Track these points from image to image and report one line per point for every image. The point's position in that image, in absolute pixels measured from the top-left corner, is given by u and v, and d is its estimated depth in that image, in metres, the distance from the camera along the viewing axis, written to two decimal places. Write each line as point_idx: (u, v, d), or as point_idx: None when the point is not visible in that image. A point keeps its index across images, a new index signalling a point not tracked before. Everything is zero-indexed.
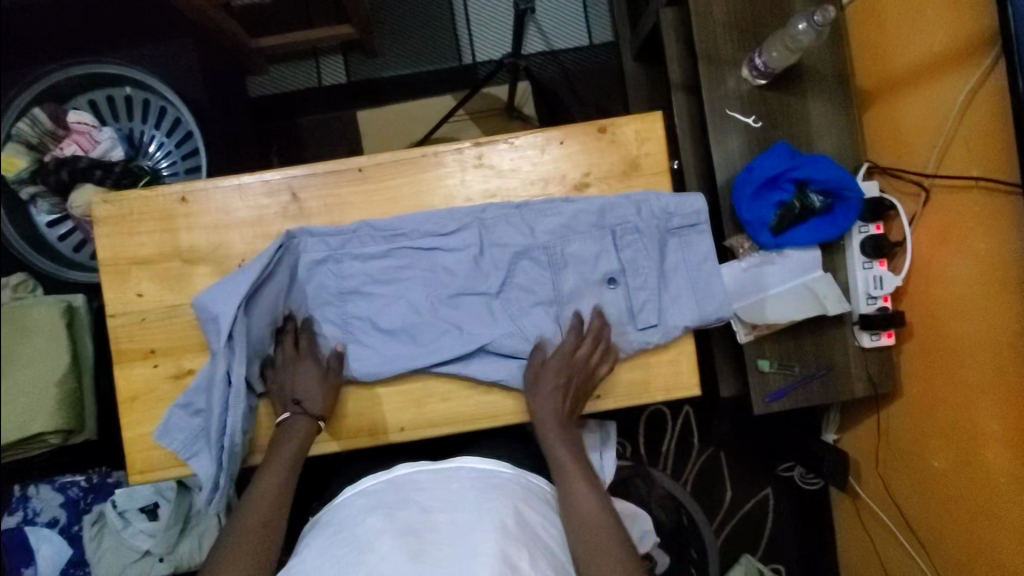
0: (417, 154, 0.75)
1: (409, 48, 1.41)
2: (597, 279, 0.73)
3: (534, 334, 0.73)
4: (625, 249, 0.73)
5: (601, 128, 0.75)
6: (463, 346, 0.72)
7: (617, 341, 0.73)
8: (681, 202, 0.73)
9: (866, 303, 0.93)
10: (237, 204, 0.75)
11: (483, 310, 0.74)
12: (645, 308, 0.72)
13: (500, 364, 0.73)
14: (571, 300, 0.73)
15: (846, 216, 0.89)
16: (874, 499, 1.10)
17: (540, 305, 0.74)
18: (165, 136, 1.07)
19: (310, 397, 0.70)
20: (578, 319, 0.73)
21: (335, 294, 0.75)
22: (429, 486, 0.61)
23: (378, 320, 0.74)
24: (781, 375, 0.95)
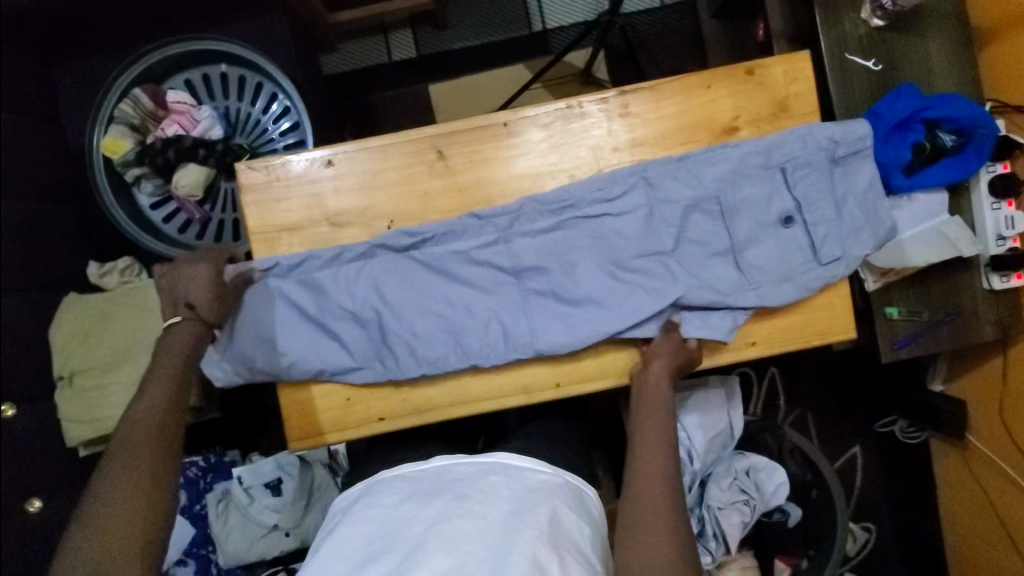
0: (563, 106, 0.74)
1: (478, 18, 1.39)
2: (772, 221, 0.70)
3: (716, 283, 0.71)
4: (797, 185, 0.70)
5: (747, 71, 0.75)
6: (653, 306, 0.70)
7: (802, 280, 0.70)
8: (844, 129, 0.70)
9: (996, 244, 0.91)
10: (383, 164, 0.74)
11: (656, 268, 0.71)
12: (827, 241, 0.70)
13: (688, 318, 0.72)
14: (748, 245, 0.70)
15: (978, 156, 0.88)
16: (992, 449, 1.08)
17: (715, 256, 0.71)
18: (261, 111, 1.05)
19: (197, 297, 0.67)
20: (760, 263, 0.70)
21: (507, 270, 0.72)
22: (465, 477, 0.61)
23: (559, 294, 0.72)
24: (908, 323, 0.94)
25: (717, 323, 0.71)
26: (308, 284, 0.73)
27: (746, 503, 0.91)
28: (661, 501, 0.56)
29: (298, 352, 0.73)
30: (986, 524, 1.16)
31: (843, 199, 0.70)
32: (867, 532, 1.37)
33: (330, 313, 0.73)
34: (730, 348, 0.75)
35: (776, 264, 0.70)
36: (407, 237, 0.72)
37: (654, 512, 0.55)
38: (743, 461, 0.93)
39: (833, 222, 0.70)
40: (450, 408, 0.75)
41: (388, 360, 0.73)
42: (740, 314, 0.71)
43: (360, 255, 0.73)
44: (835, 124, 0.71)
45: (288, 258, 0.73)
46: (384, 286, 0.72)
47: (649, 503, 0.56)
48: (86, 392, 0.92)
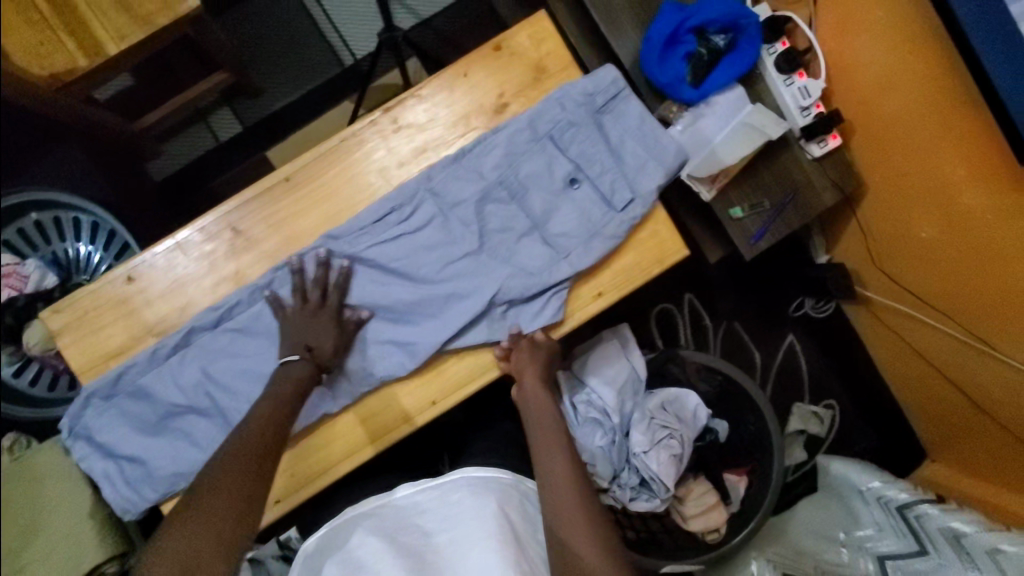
0: (337, 142, 0.75)
1: (289, 72, 1.38)
2: (560, 186, 0.75)
3: (529, 261, 0.74)
4: (570, 146, 0.75)
5: (496, 46, 0.76)
6: (474, 308, 0.73)
7: (606, 233, 0.74)
8: (594, 79, 0.75)
9: (802, 116, 0.95)
10: (186, 260, 0.73)
11: (472, 268, 0.74)
12: (615, 189, 0.74)
13: (516, 305, 0.75)
14: (547, 216, 0.74)
15: (752, 44, 0.91)
16: (881, 293, 1.14)
17: (521, 235, 0.74)
18: (88, 244, 1.05)
19: (323, 344, 0.70)
20: (563, 231, 0.74)
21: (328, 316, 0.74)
22: (428, 506, 0.70)
23: (386, 319, 0.75)
24: (756, 216, 0.97)
25: (544, 294, 0.74)
26: (135, 390, 0.72)
27: (672, 436, 0.93)
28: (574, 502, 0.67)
29: (150, 460, 0.72)
30: (910, 364, 1.22)
31: (618, 142, 0.75)
32: (829, 409, 1.42)
33: (169, 413, 0.73)
34: (579, 302, 0.76)
35: (578, 225, 0.74)
36: (213, 313, 0.72)
37: (564, 503, 0.67)
38: (652, 399, 0.95)
39: (613, 170, 0.74)
40: (340, 464, 0.74)
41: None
42: (564, 281, 0.74)
43: (176, 347, 0.72)
44: (588, 78, 0.76)
45: (103, 380, 0.71)
46: (211, 368, 0.72)
47: (558, 497, 0.67)
48: None
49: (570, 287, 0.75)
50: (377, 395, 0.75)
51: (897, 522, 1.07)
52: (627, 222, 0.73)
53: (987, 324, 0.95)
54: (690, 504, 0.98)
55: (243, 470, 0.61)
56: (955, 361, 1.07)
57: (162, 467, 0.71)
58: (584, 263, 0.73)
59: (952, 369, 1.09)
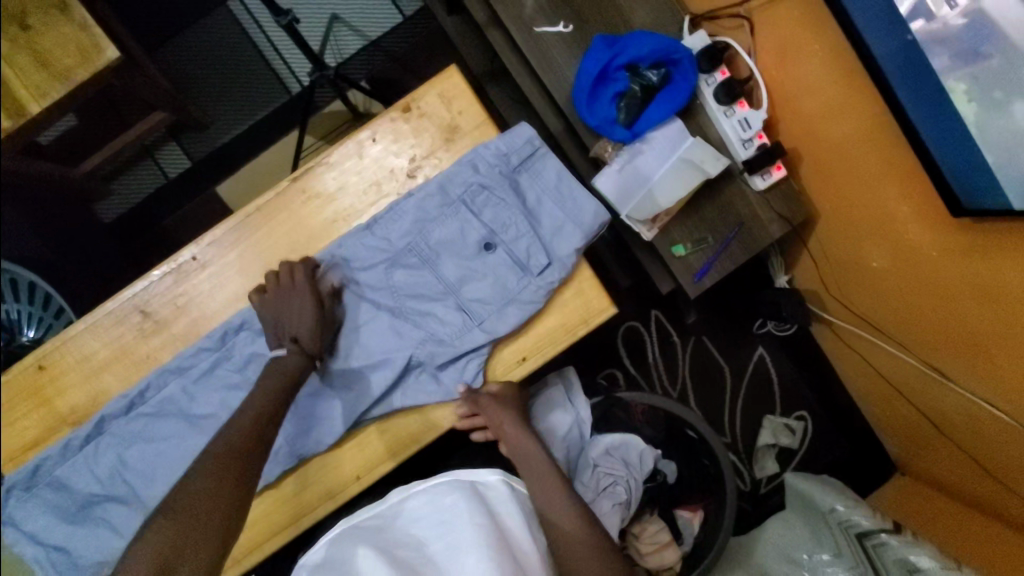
0: (245, 216, 0.73)
1: (234, 100, 1.35)
2: (474, 251, 0.72)
3: (444, 330, 0.72)
4: (482, 211, 0.72)
5: (406, 107, 0.73)
6: (389, 377, 0.71)
7: (522, 298, 0.71)
8: (507, 139, 0.72)
9: (744, 148, 0.91)
10: (95, 346, 0.72)
11: (390, 337, 0.73)
12: (531, 254, 0.71)
13: (431, 374, 0.73)
14: (461, 282, 0.72)
15: (686, 78, 0.88)
16: (841, 318, 1.11)
17: (434, 303, 0.72)
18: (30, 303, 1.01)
19: (306, 331, 0.68)
20: (477, 297, 0.72)
21: (238, 388, 0.71)
22: (420, 514, 0.63)
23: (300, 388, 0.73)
24: (699, 252, 0.94)
25: (461, 361, 0.72)
26: (53, 480, 0.70)
27: (617, 483, 0.91)
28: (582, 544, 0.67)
29: (73, 549, 0.69)
30: (874, 384, 1.20)
31: (533, 203, 0.72)
32: (800, 420, 1.40)
33: (89, 502, 0.71)
34: (505, 367, 0.74)
35: (493, 292, 0.71)
36: (122, 400, 0.70)
37: (575, 547, 0.67)
38: (597, 446, 0.94)
39: (528, 234, 0.71)
40: (266, 543, 0.73)
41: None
42: (484, 348, 0.72)
43: (89, 436, 0.70)
44: (500, 137, 0.72)
45: (23, 469, 0.70)
46: (126, 453, 0.70)
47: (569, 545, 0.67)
48: None
49: (489, 351, 0.72)
50: (300, 469, 0.73)
51: (855, 549, 1.05)
52: (542, 287, 0.70)
53: (940, 353, 0.92)
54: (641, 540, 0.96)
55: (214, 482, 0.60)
56: (913, 386, 1.04)
57: (89, 554, 0.69)
58: (500, 330, 0.71)
59: (912, 392, 1.06)
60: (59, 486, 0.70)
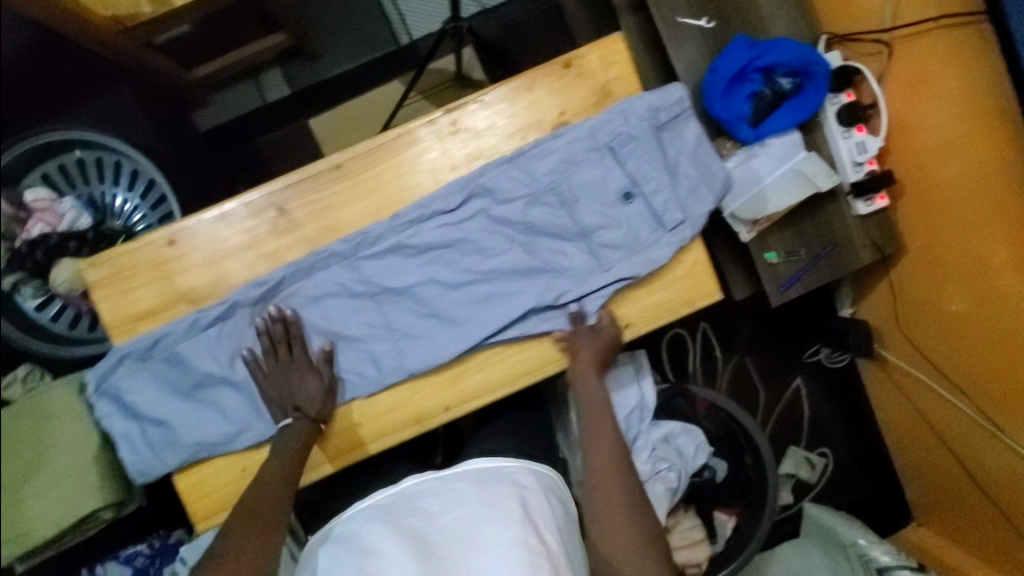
0: (392, 136, 0.75)
1: (348, 42, 1.37)
2: (614, 199, 0.76)
3: (571, 270, 0.76)
4: (627, 161, 0.75)
5: (565, 64, 0.76)
6: (512, 309, 0.75)
7: (654, 252, 0.76)
8: (660, 96, 0.75)
9: (854, 171, 0.94)
10: (226, 231, 0.74)
11: (516, 269, 0.76)
12: (668, 208, 0.75)
13: (550, 315, 0.77)
14: (596, 227, 0.76)
15: (817, 93, 0.90)
16: (901, 358, 1.12)
17: (566, 242, 0.76)
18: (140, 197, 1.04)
19: (310, 399, 0.73)
20: (610, 242, 0.76)
21: (361, 283, 0.75)
22: (436, 488, 0.63)
23: (416, 308, 0.76)
24: (790, 264, 0.96)
25: (584, 298, 0.76)
26: (173, 355, 0.73)
27: (671, 470, 0.93)
28: (613, 481, 0.68)
29: (176, 424, 0.74)
30: (912, 428, 1.22)
31: (673, 160, 0.76)
32: (823, 457, 1.39)
33: (199, 384, 0.74)
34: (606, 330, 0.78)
35: (625, 238, 0.76)
36: (256, 288, 0.73)
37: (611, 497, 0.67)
38: (659, 430, 0.95)
39: (667, 190, 0.75)
40: (354, 451, 0.76)
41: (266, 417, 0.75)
42: (608, 292, 0.76)
43: (216, 318, 0.73)
44: (652, 92, 0.75)
45: (142, 340, 0.73)
46: (249, 341, 0.74)
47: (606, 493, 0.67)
48: None
49: (611, 295, 0.77)
50: (396, 390, 0.77)
51: None
52: (674, 242, 0.75)
53: (1000, 405, 0.95)
54: (673, 535, 0.98)
55: (254, 533, 0.65)
56: (958, 435, 1.06)
57: (190, 431, 0.74)
58: (628, 276, 0.76)
59: (954, 442, 1.08)
60: (175, 360, 0.74)
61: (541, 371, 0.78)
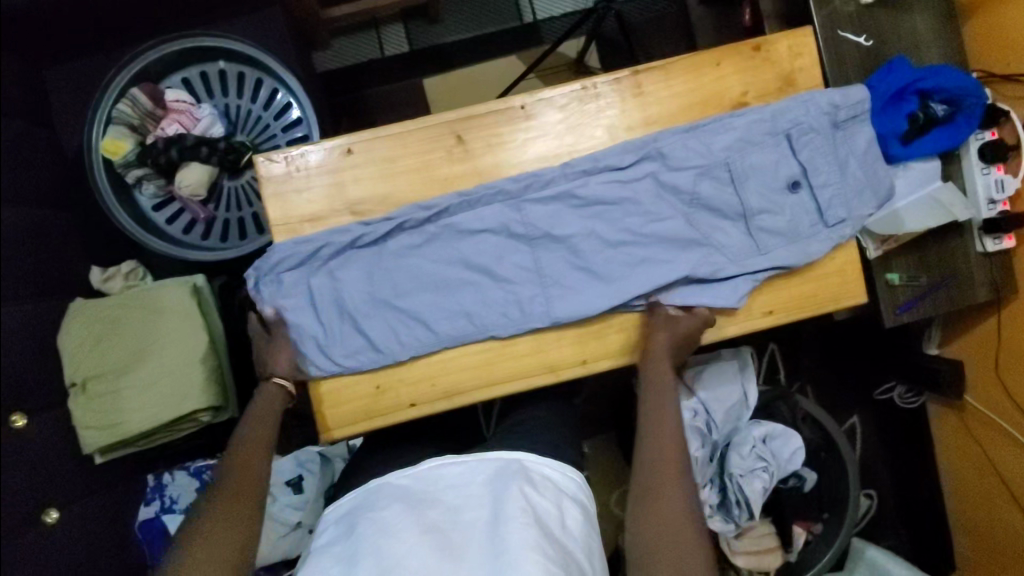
0: (577, 88, 0.76)
1: (473, 10, 1.39)
2: (781, 187, 0.75)
3: (727, 248, 0.75)
4: (803, 151, 0.75)
5: (755, 47, 0.77)
6: (667, 275, 0.74)
7: (812, 244, 0.75)
8: (845, 93, 0.75)
9: (986, 208, 0.95)
10: (402, 150, 0.75)
11: (675, 237, 0.75)
12: (833, 205, 0.75)
13: (700, 290, 0.76)
14: (760, 210, 0.75)
15: (968, 123, 0.91)
16: (987, 404, 1.11)
17: (725, 219, 0.76)
18: (272, 116, 1.05)
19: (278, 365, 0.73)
20: (769, 228, 0.75)
21: (520, 223, 0.75)
22: (457, 482, 0.66)
23: (571, 259, 0.75)
24: (910, 288, 0.97)
25: (733, 279, 0.75)
26: (329, 263, 0.75)
27: (765, 470, 0.92)
28: (666, 472, 0.60)
29: (318, 336, 0.75)
30: (980, 483, 1.19)
31: (846, 160, 0.75)
32: (868, 498, 1.37)
33: (343, 302, 0.75)
34: (748, 313, 0.78)
35: (785, 227, 0.75)
36: (422, 210, 0.74)
37: (662, 487, 0.59)
38: (758, 429, 0.95)
39: (837, 185, 0.75)
40: (484, 389, 0.76)
41: (404, 341, 0.75)
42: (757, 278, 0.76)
43: (378, 239, 0.74)
44: (837, 89, 0.75)
45: (303, 242, 0.74)
46: (402, 263, 0.74)
47: (656, 481, 0.59)
48: (95, 398, 0.88)
49: (762, 280, 0.76)
50: (534, 336, 0.76)
51: None
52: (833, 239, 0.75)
53: None
54: (744, 540, 0.98)
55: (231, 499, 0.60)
56: None
57: (329, 346, 0.74)
58: (782, 264, 0.75)
59: None
60: (327, 274, 0.75)
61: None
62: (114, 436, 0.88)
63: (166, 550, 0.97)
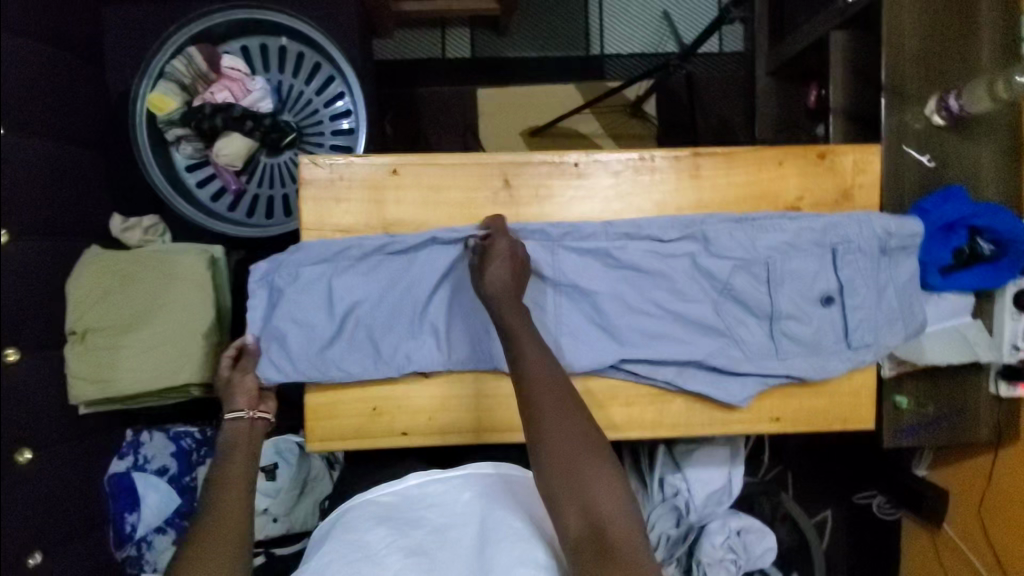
0: (636, 157, 0.75)
1: (540, 31, 1.37)
2: (815, 297, 0.75)
3: (747, 345, 0.75)
4: (844, 269, 0.74)
5: (821, 154, 0.76)
6: (679, 361, 0.74)
7: (832, 362, 0.75)
8: (900, 223, 0.74)
9: (1009, 352, 0.93)
10: (449, 182, 0.74)
11: (701, 326, 0.75)
12: (860, 329, 0.75)
13: (713, 383, 0.75)
14: (789, 316, 0.75)
15: (1011, 269, 0.89)
16: (962, 538, 1.10)
17: (752, 317, 0.75)
18: (322, 102, 1.03)
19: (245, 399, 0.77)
20: (793, 334, 0.75)
21: (549, 278, 0.74)
22: (439, 501, 0.67)
23: (590, 326, 0.75)
24: (915, 414, 0.96)
25: (746, 379, 0.75)
26: (350, 273, 0.73)
27: (733, 562, 0.92)
28: (611, 520, 0.59)
29: (326, 334, 0.73)
30: None
31: (885, 287, 0.75)
32: None
33: (357, 308, 0.73)
34: (755, 416, 0.77)
35: (810, 338, 0.75)
36: (456, 243, 0.73)
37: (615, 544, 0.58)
38: (736, 520, 0.94)
39: (870, 311, 0.74)
40: (477, 434, 0.76)
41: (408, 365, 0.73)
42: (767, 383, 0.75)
43: (408, 251, 0.73)
44: (892, 216, 0.75)
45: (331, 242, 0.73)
46: (424, 288, 0.73)
47: (604, 535, 0.58)
48: (92, 351, 0.88)
49: (774, 386, 0.76)
50: None
51: None
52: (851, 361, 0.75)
53: None
54: None
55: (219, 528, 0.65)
56: None
57: (334, 345, 0.73)
58: (795, 374, 0.75)
59: None
60: (346, 272, 0.73)
61: (675, 427, 0.76)
62: (103, 392, 0.88)
63: (130, 507, 0.99)
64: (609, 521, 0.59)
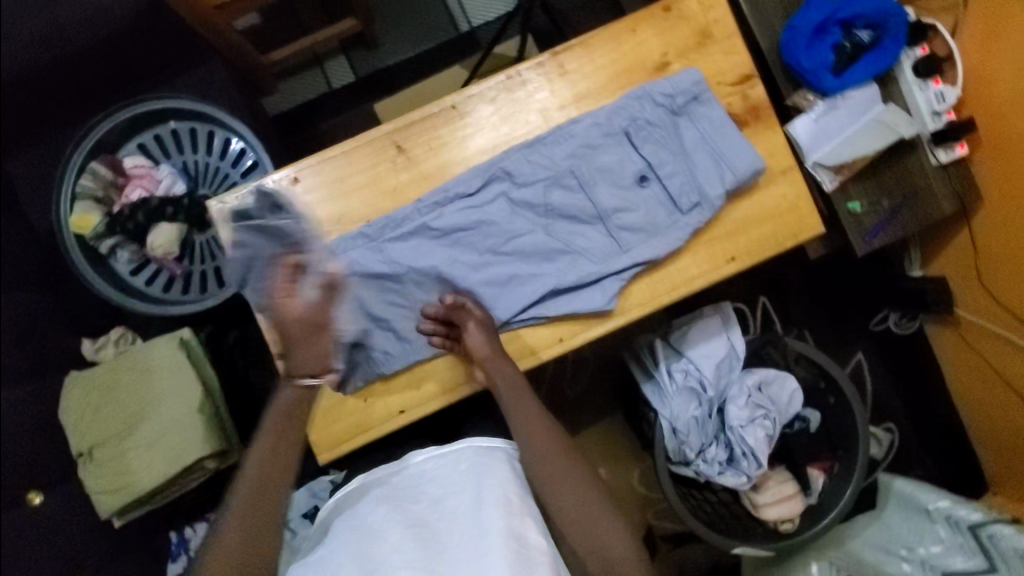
0: (503, 78, 0.79)
1: (407, 30, 1.41)
2: (629, 182, 0.78)
3: (667, 205, 0.77)
4: (643, 146, 0.78)
5: (666, 8, 0.80)
6: (605, 245, 0.77)
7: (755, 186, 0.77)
8: (676, 81, 0.77)
9: (934, 120, 0.96)
10: (349, 170, 0.79)
11: (622, 202, 0.78)
12: (683, 191, 0.77)
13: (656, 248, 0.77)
14: (615, 209, 0.77)
15: (896, 43, 0.92)
16: (979, 316, 1.11)
17: (583, 224, 0.78)
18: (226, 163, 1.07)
19: None
20: (629, 225, 0.77)
21: (438, 239, 0.78)
22: (437, 473, 0.63)
23: (521, 247, 0.78)
24: (874, 213, 0.99)
25: (682, 233, 0.77)
26: None
27: (766, 417, 0.94)
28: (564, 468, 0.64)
29: None
30: (989, 396, 1.17)
31: (691, 144, 0.77)
32: (890, 432, 1.34)
33: None
34: (712, 264, 0.78)
35: (643, 220, 0.77)
36: (377, 224, 0.77)
37: (572, 497, 0.63)
38: (753, 378, 0.96)
39: (682, 173, 0.77)
40: (457, 387, 0.78)
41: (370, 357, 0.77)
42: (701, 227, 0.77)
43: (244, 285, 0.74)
44: (666, 79, 0.78)
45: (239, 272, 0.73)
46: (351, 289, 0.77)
47: (566, 493, 0.63)
48: (106, 461, 0.92)
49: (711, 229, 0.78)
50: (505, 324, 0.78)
51: (965, 539, 0.98)
52: (698, 221, 0.76)
53: None
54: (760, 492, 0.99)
55: None
56: None
57: None
58: (645, 259, 0.76)
59: None
60: None
61: (645, 306, 0.78)
62: (130, 495, 0.91)
63: None
64: (566, 478, 0.64)
